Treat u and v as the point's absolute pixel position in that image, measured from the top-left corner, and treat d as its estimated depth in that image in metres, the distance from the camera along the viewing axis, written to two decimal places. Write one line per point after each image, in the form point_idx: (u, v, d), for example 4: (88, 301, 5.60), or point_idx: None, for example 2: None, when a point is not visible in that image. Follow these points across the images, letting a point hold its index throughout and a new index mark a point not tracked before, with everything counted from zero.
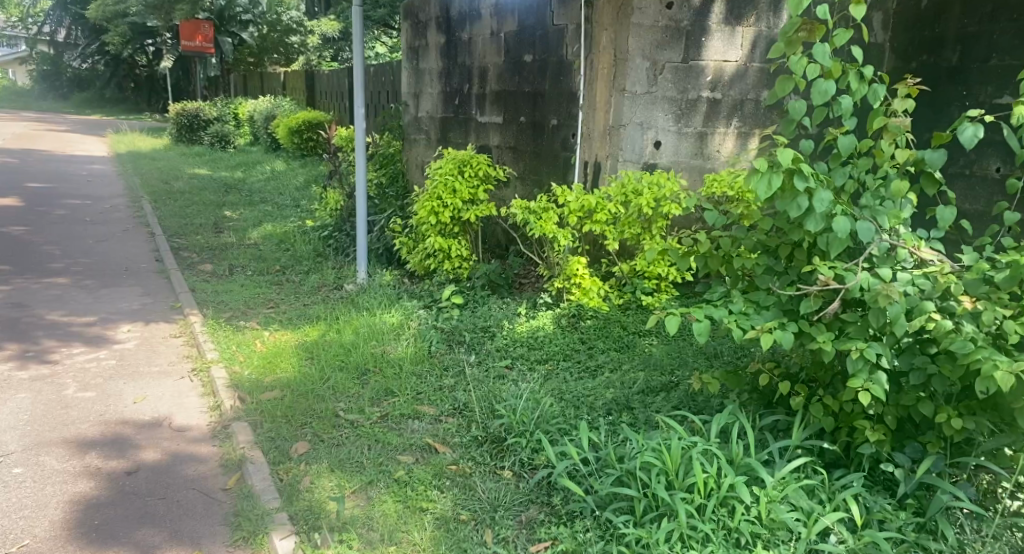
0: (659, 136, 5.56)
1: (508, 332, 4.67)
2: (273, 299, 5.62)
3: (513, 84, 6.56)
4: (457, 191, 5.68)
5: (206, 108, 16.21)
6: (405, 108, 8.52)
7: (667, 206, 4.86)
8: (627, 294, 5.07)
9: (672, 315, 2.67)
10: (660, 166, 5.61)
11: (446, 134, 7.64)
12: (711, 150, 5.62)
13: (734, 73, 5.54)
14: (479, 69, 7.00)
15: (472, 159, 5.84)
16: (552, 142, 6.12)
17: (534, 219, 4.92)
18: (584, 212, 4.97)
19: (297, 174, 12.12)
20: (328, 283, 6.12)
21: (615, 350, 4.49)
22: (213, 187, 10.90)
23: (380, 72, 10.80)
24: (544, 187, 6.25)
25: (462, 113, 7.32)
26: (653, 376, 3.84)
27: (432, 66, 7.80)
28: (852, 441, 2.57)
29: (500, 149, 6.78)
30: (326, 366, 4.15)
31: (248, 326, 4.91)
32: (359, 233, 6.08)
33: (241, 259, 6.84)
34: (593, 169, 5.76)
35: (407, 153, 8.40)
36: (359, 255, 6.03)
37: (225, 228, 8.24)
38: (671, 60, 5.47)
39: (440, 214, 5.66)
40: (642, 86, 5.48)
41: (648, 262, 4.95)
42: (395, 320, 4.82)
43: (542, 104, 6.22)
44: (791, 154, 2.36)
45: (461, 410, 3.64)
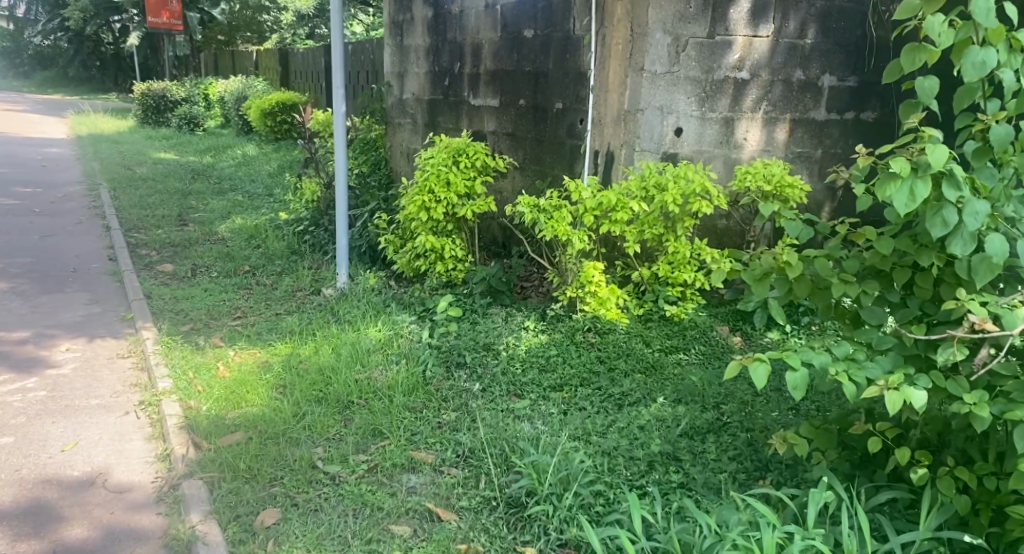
0: (681, 122, 4.90)
1: (514, 350, 4.01)
2: (240, 307, 4.91)
3: (511, 64, 5.87)
4: (451, 184, 4.99)
5: (173, 87, 15.27)
6: (389, 90, 7.79)
7: (697, 203, 4.23)
8: (648, 302, 4.44)
9: (760, 362, 2.03)
10: (681, 157, 4.96)
11: (434, 119, 6.93)
12: (739, 137, 4.98)
13: (764, 50, 4.90)
14: (471, 46, 6.30)
15: (468, 147, 5.14)
16: (556, 130, 5.47)
17: (543, 218, 4.22)
18: (601, 210, 4.27)
19: (271, 159, 11.35)
20: (303, 287, 5.41)
21: (642, 373, 3.87)
22: (179, 174, 10.09)
23: (360, 50, 10.03)
24: (546, 181, 5.59)
25: (452, 94, 6.62)
26: (696, 411, 3.22)
27: (418, 42, 7.07)
28: (1001, 532, 1.95)
29: (496, 136, 6.11)
30: (301, 398, 3.47)
31: (211, 344, 4.21)
32: (339, 228, 5.38)
33: (206, 257, 6.11)
34: (605, 160, 5.12)
35: (392, 139, 7.71)
36: (339, 256, 5.33)
37: (190, 221, 7.48)
38: (696, 35, 4.79)
39: (432, 209, 4.98)
40: (663, 65, 4.80)
41: (672, 267, 4.34)
42: (382, 335, 4.14)
43: (544, 85, 5.55)
44: (947, 156, 1.73)
45: (465, 458, 3.00)
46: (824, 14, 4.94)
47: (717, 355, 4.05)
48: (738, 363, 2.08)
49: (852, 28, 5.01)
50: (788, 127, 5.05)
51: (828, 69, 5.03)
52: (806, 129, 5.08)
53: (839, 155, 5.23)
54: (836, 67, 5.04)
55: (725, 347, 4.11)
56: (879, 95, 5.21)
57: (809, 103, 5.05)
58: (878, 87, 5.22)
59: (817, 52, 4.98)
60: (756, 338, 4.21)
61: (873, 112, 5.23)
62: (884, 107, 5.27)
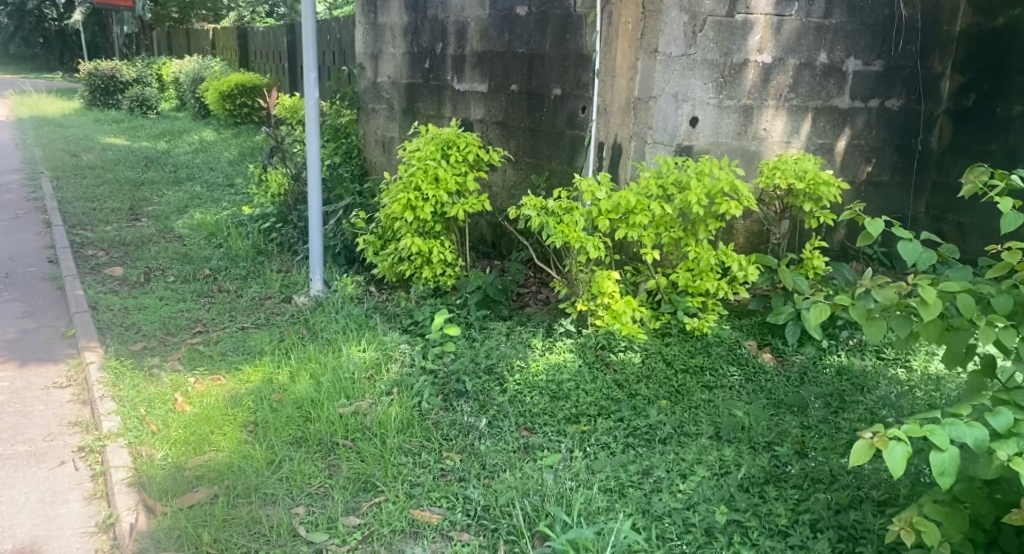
0: (696, 111, 4.44)
1: (520, 375, 3.51)
2: (200, 319, 4.32)
3: (501, 45, 5.33)
4: (440, 179, 4.48)
5: (123, 68, 14.33)
6: (362, 73, 7.20)
7: (723, 204, 3.77)
8: (665, 315, 3.98)
9: (896, 441, 1.58)
10: (696, 149, 4.50)
11: (413, 104, 6.37)
12: (758, 127, 4.60)
13: (786, 31, 4.50)
14: (455, 24, 5.73)
15: (459, 138, 4.62)
16: (555, 118, 5.00)
17: (552, 223, 3.71)
18: (617, 213, 3.77)
19: (230, 146, 10.62)
20: (272, 294, 4.85)
21: (667, 401, 3.39)
22: (130, 161, 9.32)
23: (326, 28, 9.38)
24: (542, 176, 5.11)
25: (432, 78, 6.07)
26: (744, 454, 2.77)
27: (393, 20, 6.49)
28: None
29: (483, 124, 5.60)
30: (276, 440, 2.93)
31: (167, 368, 3.63)
32: (312, 227, 4.81)
33: (161, 258, 5.47)
34: (611, 152, 4.66)
35: (365, 126, 7.16)
36: (313, 260, 4.76)
37: (142, 215, 6.80)
38: (714, 14, 4.33)
39: (418, 208, 4.47)
40: (678, 47, 4.34)
41: (693, 275, 3.91)
42: (369, 357, 3.63)
43: (540, 68, 5.06)
44: None
45: (479, 518, 2.50)
46: None
47: (748, 376, 3.60)
48: (865, 441, 1.63)
49: (879, 8, 4.68)
50: (811, 117, 4.71)
51: (852, 52, 4.70)
52: (828, 118, 4.78)
53: (861, 147, 4.92)
54: (861, 50, 4.73)
55: (756, 367, 3.66)
56: (904, 79, 4.91)
57: (833, 90, 4.74)
58: (905, 71, 4.89)
59: (843, 32, 4.65)
60: (788, 354, 3.76)
61: (898, 98, 4.93)
62: (911, 94, 4.95)
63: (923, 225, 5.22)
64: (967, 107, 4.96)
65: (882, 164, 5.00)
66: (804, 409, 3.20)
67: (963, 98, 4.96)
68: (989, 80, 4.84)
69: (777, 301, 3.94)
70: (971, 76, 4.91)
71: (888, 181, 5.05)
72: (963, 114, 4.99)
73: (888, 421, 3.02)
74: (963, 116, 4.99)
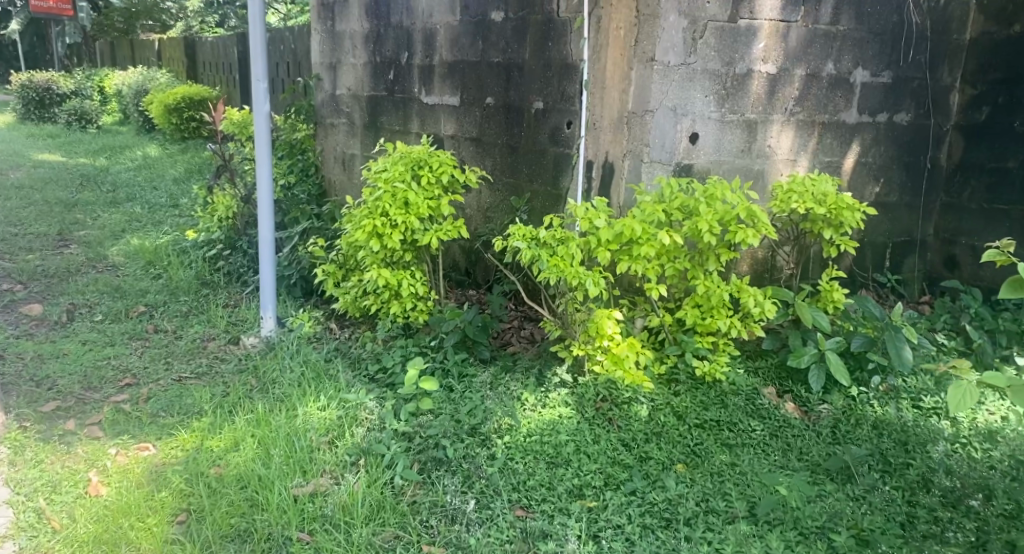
0: (696, 127, 4.00)
1: (510, 437, 2.97)
2: (128, 368, 3.70)
3: (474, 54, 4.85)
4: (411, 204, 3.97)
5: (60, 79, 13.49)
6: (319, 85, 6.65)
7: (738, 233, 3.31)
8: (671, 358, 3.49)
9: None
10: (697, 169, 4.06)
11: (377, 119, 5.90)
12: (762, 144, 4.19)
13: (793, 39, 4.12)
14: (423, 32, 5.26)
15: (431, 158, 4.13)
16: (535, 134, 4.50)
17: (545, 256, 3.18)
18: (618, 243, 3.27)
19: (176, 162, 9.94)
20: (217, 334, 4.24)
21: (683, 466, 2.89)
22: (64, 179, 8.57)
23: (279, 38, 8.77)
24: (522, 198, 4.61)
25: (398, 90, 5.60)
26: (794, 546, 2.36)
27: (355, 28, 6.01)
28: None
29: (455, 141, 5.12)
30: (213, 538, 2.37)
31: (82, 433, 3.01)
32: (263, 259, 4.22)
33: (88, 291, 4.81)
34: (601, 173, 4.15)
35: (325, 142, 6.66)
36: (264, 296, 4.18)
37: (72, 241, 6.10)
38: (715, 19, 3.91)
39: (386, 236, 3.97)
40: (677, 56, 3.90)
41: (703, 312, 3.46)
42: (329, 415, 3.08)
43: (518, 80, 4.57)
44: None
45: None
46: None
47: (772, 433, 3.11)
48: None
49: (887, 14, 4.35)
50: (817, 132, 4.33)
51: (861, 61, 4.35)
52: (836, 133, 4.38)
53: (869, 165, 4.53)
54: (869, 60, 4.38)
55: (780, 421, 3.17)
56: (913, 92, 4.55)
57: (840, 103, 4.36)
58: (914, 83, 4.55)
59: (851, 40, 4.29)
60: (813, 404, 3.30)
61: (907, 112, 4.57)
62: (919, 108, 4.60)
63: (933, 250, 4.84)
64: (982, 121, 4.57)
65: (890, 185, 4.62)
66: (848, 475, 2.73)
67: (976, 112, 4.60)
68: (1005, 92, 4.45)
69: (795, 340, 3.49)
70: (983, 89, 4.56)
71: (897, 202, 4.67)
72: (977, 129, 4.60)
73: (953, 494, 2.54)
74: (976, 131, 4.60)
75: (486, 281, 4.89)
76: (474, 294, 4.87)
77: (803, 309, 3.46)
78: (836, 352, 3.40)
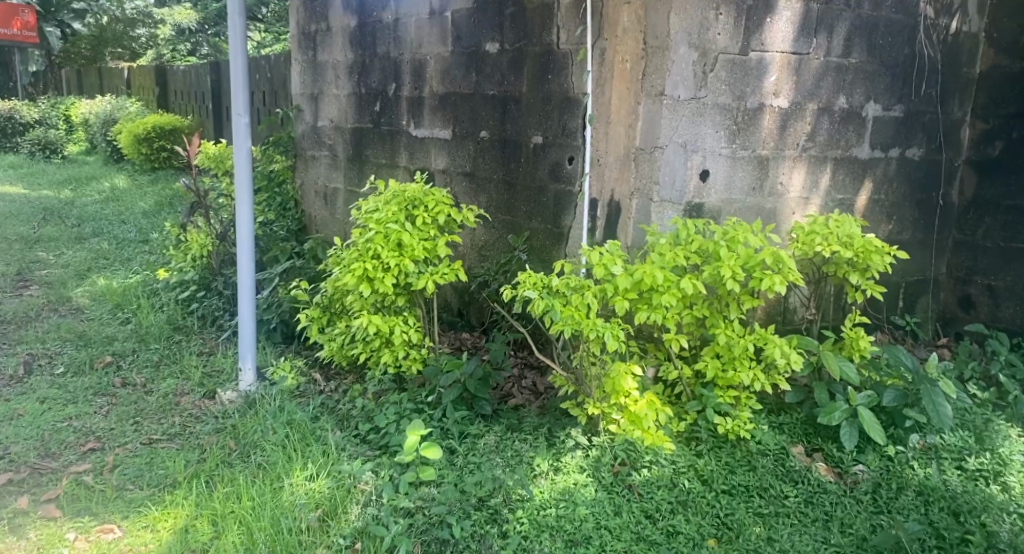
0: (707, 163, 3.77)
1: (524, 511, 2.67)
2: (91, 429, 3.33)
3: (467, 87, 4.63)
4: (404, 246, 3.70)
5: (23, 108, 13.05)
6: (299, 116, 6.37)
7: (764, 279, 3.05)
8: (691, 414, 3.21)
9: None
10: (708, 208, 3.82)
11: (362, 152, 5.63)
12: (774, 181, 3.98)
13: (806, 72, 3.93)
14: (412, 63, 5.02)
15: (427, 197, 3.87)
16: (534, 170, 4.25)
17: (559, 305, 2.90)
18: (636, 291, 3.00)
19: (146, 194, 9.56)
20: (191, 387, 3.89)
21: (716, 542, 2.63)
22: (25, 213, 8.14)
23: (256, 67, 8.48)
24: (520, 237, 4.34)
25: (385, 122, 5.34)
26: None
27: (338, 58, 5.76)
28: None
29: (447, 176, 4.87)
30: None
31: (37, 513, 2.65)
32: (242, 304, 3.89)
33: (48, 339, 4.43)
34: (606, 212, 3.90)
35: (305, 175, 6.36)
36: (243, 346, 3.84)
37: (32, 282, 5.70)
38: (726, 51, 3.69)
39: (378, 280, 3.68)
40: (687, 89, 3.67)
41: (724, 364, 3.19)
42: (320, 489, 2.76)
43: (515, 113, 4.33)
44: None
45: None
46: (871, 28, 4.09)
47: (808, 500, 2.85)
48: None
49: (898, 46, 4.20)
50: (831, 168, 4.14)
51: (872, 95, 4.18)
52: (848, 169, 4.20)
53: (882, 203, 4.35)
54: (881, 93, 4.21)
55: (814, 485, 2.91)
56: (924, 127, 4.39)
57: (852, 138, 4.17)
58: (926, 117, 4.38)
59: (863, 73, 4.12)
60: (847, 465, 3.05)
61: (918, 147, 4.40)
62: (931, 142, 4.44)
63: (946, 289, 4.65)
64: (995, 156, 4.41)
65: (902, 222, 4.45)
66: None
67: (988, 147, 4.44)
68: (1018, 127, 4.29)
69: (822, 393, 3.25)
70: (995, 124, 4.41)
71: (909, 240, 4.48)
72: (990, 164, 4.43)
73: None
74: (989, 167, 4.44)
75: (480, 323, 4.61)
76: (468, 338, 4.58)
77: (830, 360, 3.23)
78: (868, 407, 3.16)
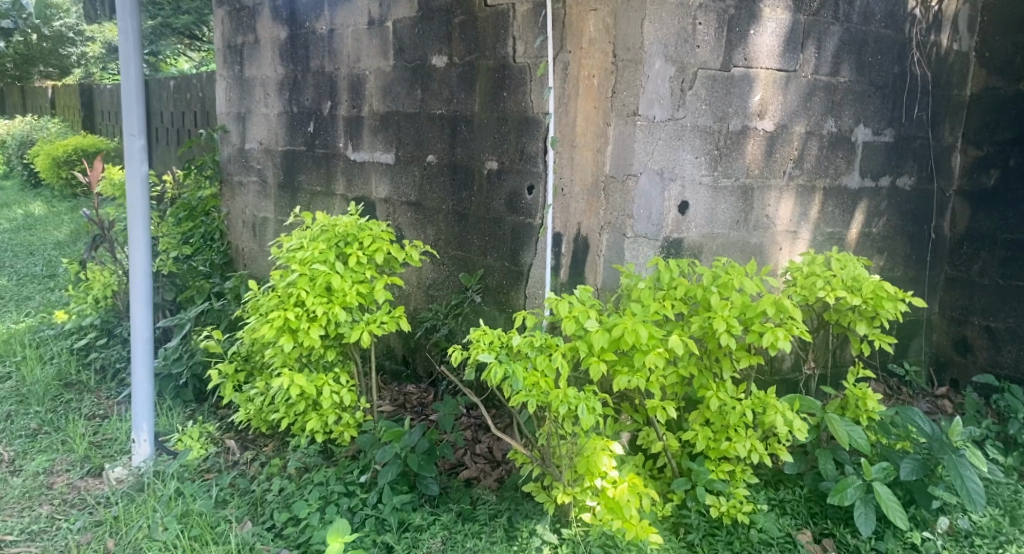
0: (686, 194, 3.29)
1: None
2: None
3: (411, 105, 4.09)
4: (334, 290, 3.11)
5: None
6: (225, 137, 5.73)
7: (765, 333, 2.56)
8: (678, 495, 2.72)
9: None
10: (687, 244, 3.33)
11: (294, 178, 5.02)
12: (759, 213, 3.52)
13: (793, 92, 3.49)
14: (349, 78, 4.46)
15: (362, 232, 3.28)
16: (489, 199, 3.71)
17: (521, 371, 2.34)
18: (615, 349, 2.47)
19: (62, 221, 8.75)
20: (71, 463, 3.27)
21: None
22: None
23: (186, 85, 7.80)
24: (473, 276, 3.80)
25: (319, 145, 4.76)
26: None
27: (267, 74, 5.16)
28: None
29: (389, 205, 4.30)
30: None
31: None
32: (136, 362, 3.24)
33: None
34: (572, 249, 3.38)
35: (232, 203, 5.72)
36: (139, 410, 3.23)
37: None
38: (705, 66, 3.23)
39: (301, 333, 3.08)
40: (664, 109, 3.18)
41: (716, 433, 2.70)
42: None
43: (466, 135, 3.80)
44: None
45: None
46: (860, 44, 3.67)
47: None
48: None
49: (889, 64, 3.80)
50: (819, 199, 3.70)
51: (862, 118, 3.77)
52: (836, 201, 3.77)
53: (873, 237, 3.94)
54: (870, 116, 3.80)
55: None
56: (915, 154, 3.99)
57: (841, 165, 3.75)
58: (917, 143, 3.99)
59: (852, 94, 3.70)
60: None
61: (909, 176, 4.00)
62: (922, 170, 4.05)
63: (939, 330, 4.24)
64: (990, 186, 4.00)
65: (893, 257, 4.04)
66: None
67: (983, 176, 4.03)
68: (1017, 154, 3.88)
69: (828, 465, 2.77)
70: (990, 150, 4.00)
71: (899, 278, 4.08)
72: (985, 195, 4.02)
73: None
74: (984, 198, 4.04)
75: (427, 374, 4.03)
76: (413, 393, 3.98)
77: (835, 425, 2.75)
78: (884, 482, 2.68)
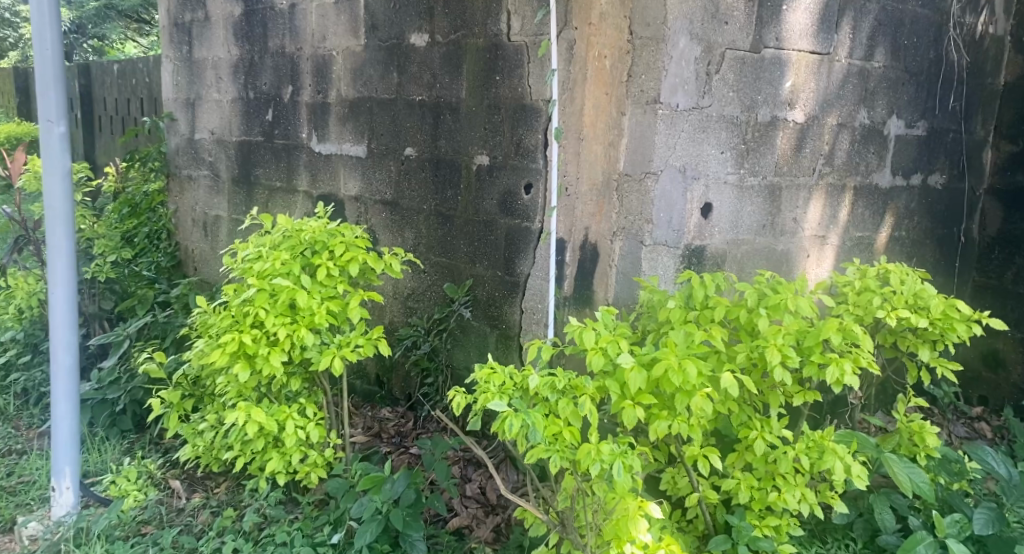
0: (710, 195, 2.85)
1: None
2: None
3: (386, 90, 3.57)
4: (299, 310, 2.59)
5: None
6: (172, 126, 5.13)
7: (828, 365, 2.13)
8: None
9: None
10: (710, 252, 2.89)
11: (249, 170, 4.46)
12: (786, 216, 3.09)
13: (826, 77, 3.07)
14: (314, 59, 3.92)
15: (332, 239, 2.77)
16: (478, 199, 3.22)
17: (541, 420, 1.87)
18: (651, 389, 2.01)
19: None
20: None
21: None
22: None
23: (131, 69, 7.10)
24: (459, 287, 3.30)
25: (279, 135, 4.20)
26: None
27: (219, 55, 4.58)
28: None
29: (361, 204, 3.78)
30: None
31: None
32: (57, 393, 2.69)
33: None
34: (577, 257, 2.91)
35: (180, 199, 5.13)
36: (60, 452, 2.68)
37: None
38: (734, 46, 2.78)
39: (260, 361, 2.56)
40: (687, 96, 2.72)
41: (761, 480, 2.27)
42: None
43: (451, 125, 3.30)
44: None
45: None
46: (896, 25, 3.26)
47: None
48: None
49: (924, 48, 3.41)
50: (850, 199, 3.30)
51: (895, 109, 3.37)
52: (867, 202, 3.37)
53: (902, 241, 3.57)
54: (903, 107, 3.40)
55: None
56: (947, 149, 3.63)
57: (872, 161, 3.34)
58: (949, 137, 3.63)
59: (886, 82, 3.30)
60: None
61: (941, 173, 3.64)
62: (954, 167, 3.69)
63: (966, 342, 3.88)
64: None
65: (922, 262, 3.68)
66: None
67: (1018, 174, 3.66)
68: None
69: (887, 515, 2.38)
70: None
71: None
72: (1022, 195, 3.65)
73: None
74: (1019, 198, 3.67)
75: (405, 396, 3.54)
76: (389, 420, 3.49)
77: (896, 469, 2.33)
78: (958, 539, 2.28)
